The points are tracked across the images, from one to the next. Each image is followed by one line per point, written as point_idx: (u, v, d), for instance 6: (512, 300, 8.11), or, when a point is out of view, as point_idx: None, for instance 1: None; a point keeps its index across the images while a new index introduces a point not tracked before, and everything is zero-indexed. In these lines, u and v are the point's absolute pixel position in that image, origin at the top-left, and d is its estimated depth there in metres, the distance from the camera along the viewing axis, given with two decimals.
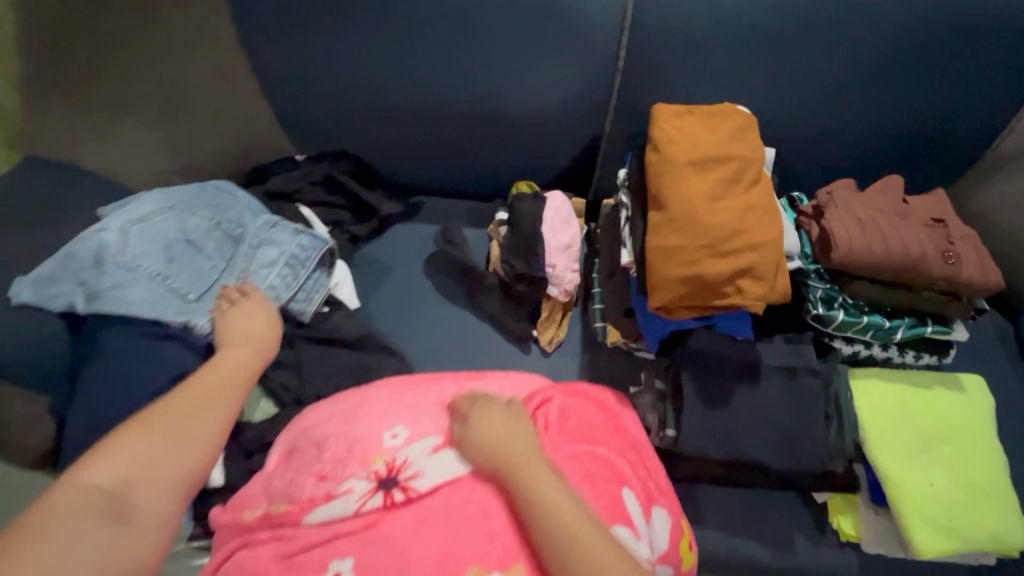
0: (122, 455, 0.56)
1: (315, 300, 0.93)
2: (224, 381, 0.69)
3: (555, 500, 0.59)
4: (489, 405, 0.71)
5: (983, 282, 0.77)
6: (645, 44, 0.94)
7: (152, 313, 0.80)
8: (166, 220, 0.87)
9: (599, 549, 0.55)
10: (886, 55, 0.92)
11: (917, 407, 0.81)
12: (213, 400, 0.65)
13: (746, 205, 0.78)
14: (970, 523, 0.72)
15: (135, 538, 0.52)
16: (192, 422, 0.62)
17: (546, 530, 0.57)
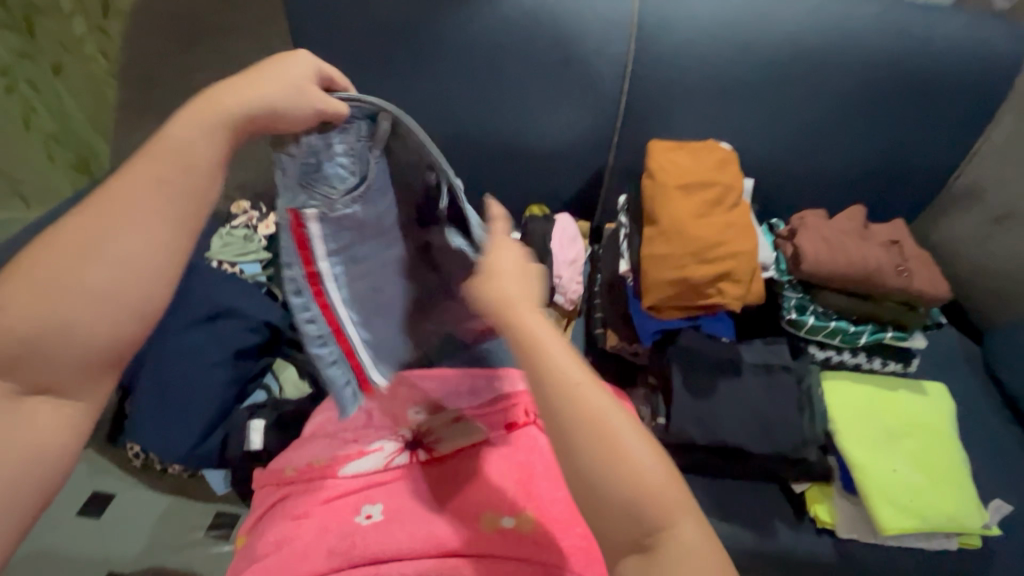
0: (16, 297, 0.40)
1: None
2: (166, 200, 0.45)
3: (545, 337, 0.47)
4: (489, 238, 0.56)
5: (932, 293, 0.90)
6: (643, 93, 1.12)
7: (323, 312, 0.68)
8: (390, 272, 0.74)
9: (587, 397, 0.44)
10: (847, 106, 1.09)
11: (883, 405, 0.90)
12: (136, 218, 0.43)
13: (727, 222, 0.92)
14: (926, 504, 0.82)
15: (46, 423, 0.41)
16: (109, 258, 0.42)
17: (527, 366, 0.46)
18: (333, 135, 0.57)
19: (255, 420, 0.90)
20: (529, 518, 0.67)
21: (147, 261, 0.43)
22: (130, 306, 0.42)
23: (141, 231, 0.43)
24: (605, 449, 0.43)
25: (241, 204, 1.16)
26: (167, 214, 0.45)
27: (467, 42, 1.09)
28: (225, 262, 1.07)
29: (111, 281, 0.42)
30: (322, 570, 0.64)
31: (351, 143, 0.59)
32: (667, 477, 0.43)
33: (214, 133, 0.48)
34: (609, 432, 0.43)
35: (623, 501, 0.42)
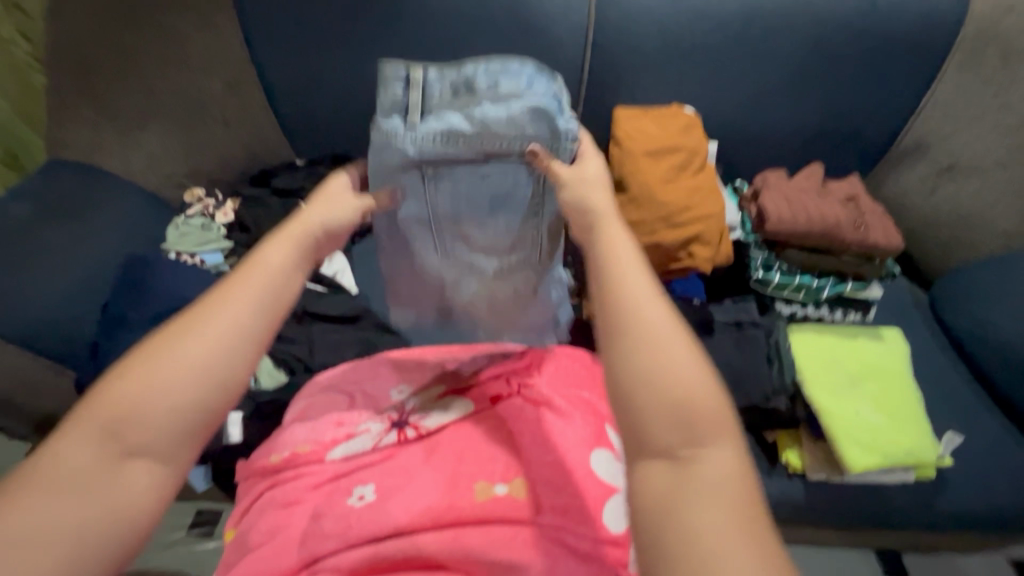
0: (135, 372, 0.44)
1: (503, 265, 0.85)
2: (253, 295, 0.49)
3: (617, 257, 0.51)
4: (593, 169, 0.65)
5: (887, 245, 0.94)
6: (606, 60, 1.11)
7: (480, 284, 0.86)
8: (476, 176, 0.75)
9: (651, 313, 0.46)
10: (804, 66, 1.11)
11: (845, 353, 0.96)
12: (241, 304, 0.48)
13: (694, 186, 0.94)
14: (889, 441, 0.87)
15: (138, 483, 0.43)
16: (199, 342, 0.45)
17: (598, 274, 0.50)
18: (410, 74, 0.69)
19: (232, 412, 0.88)
20: (521, 484, 0.68)
21: (233, 349, 0.46)
22: (209, 387, 0.45)
23: (228, 323, 0.47)
24: (659, 350, 0.44)
25: (195, 192, 1.14)
26: (248, 310, 0.48)
27: (425, 13, 1.05)
28: (183, 253, 1.04)
29: (201, 360, 0.45)
30: (322, 554, 0.63)
31: (423, 75, 0.70)
32: (716, 407, 0.43)
33: (295, 247, 0.54)
34: (661, 345, 0.44)
35: (666, 411, 0.42)
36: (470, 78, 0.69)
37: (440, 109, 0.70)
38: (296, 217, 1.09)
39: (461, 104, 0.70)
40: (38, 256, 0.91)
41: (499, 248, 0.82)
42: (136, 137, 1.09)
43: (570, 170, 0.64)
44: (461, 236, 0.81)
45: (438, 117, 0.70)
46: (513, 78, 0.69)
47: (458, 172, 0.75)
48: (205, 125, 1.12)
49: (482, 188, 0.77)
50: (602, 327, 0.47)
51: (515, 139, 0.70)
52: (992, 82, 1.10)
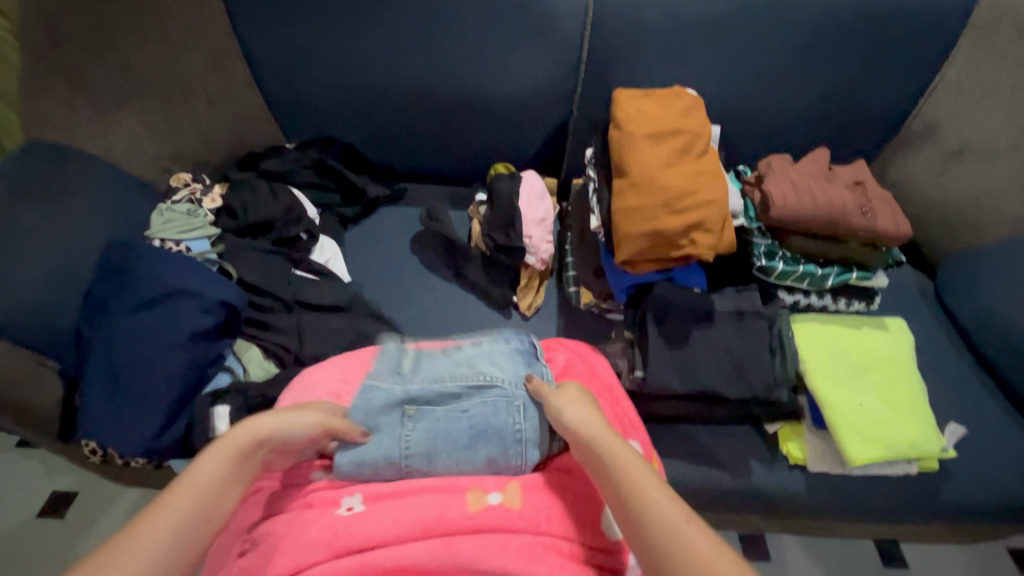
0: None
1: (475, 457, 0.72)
2: (178, 515, 0.52)
3: (633, 481, 0.56)
4: (572, 391, 0.70)
5: (895, 232, 0.91)
6: (606, 37, 1.06)
7: (446, 455, 0.72)
8: (452, 387, 0.77)
9: (697, 548, 0.49)
10: (811, 45, 1.07)
11: (849, 344, 0.93)
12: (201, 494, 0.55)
13: (697, 170, 0.91)
14: (892, 434, 0.85)
15: None
16: (152, 536, 0.50)
17: (631, 506, 0.54)
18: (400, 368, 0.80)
19: (219, 406, 0.87)
20: (515, 492, 0.67)
21: (178, 558, 0.51)
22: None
23: (153, 535, 0.50)
24: (710, 574, 0.48)
25: (180, 177, 1.11)
26: (176, 521, 0.52)
27: None
28: (167, 240, 1.00)
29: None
30: (308, 564, 0.60)
31: (409, 412, 0.74)
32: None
33: (224, 455, 0.58)
34: (710, 566, 0.48)
35: None
36: (468, 348, 0.84)
37: (424, 352, 0.84)
38: (285, 204, 1.08)
39: (454, 349, 0.84)
40: (17, 243, 0.87)
41: (471, 448, 0.72)
42: (114, 118, 1.05)
43: (554, 395, 0.70)
44: (426, 422, 0.74)
45: (426, 365, 0.81)
46: (500, 339, 0.84)
47: (442, 384, 0.78)
48: (191, 106, 1.09)
49: (461, 380, 0.78)
50: (648, 565, 0.51)
51: (492, 386, 0.77)
52: (1006, 61, 1.06)
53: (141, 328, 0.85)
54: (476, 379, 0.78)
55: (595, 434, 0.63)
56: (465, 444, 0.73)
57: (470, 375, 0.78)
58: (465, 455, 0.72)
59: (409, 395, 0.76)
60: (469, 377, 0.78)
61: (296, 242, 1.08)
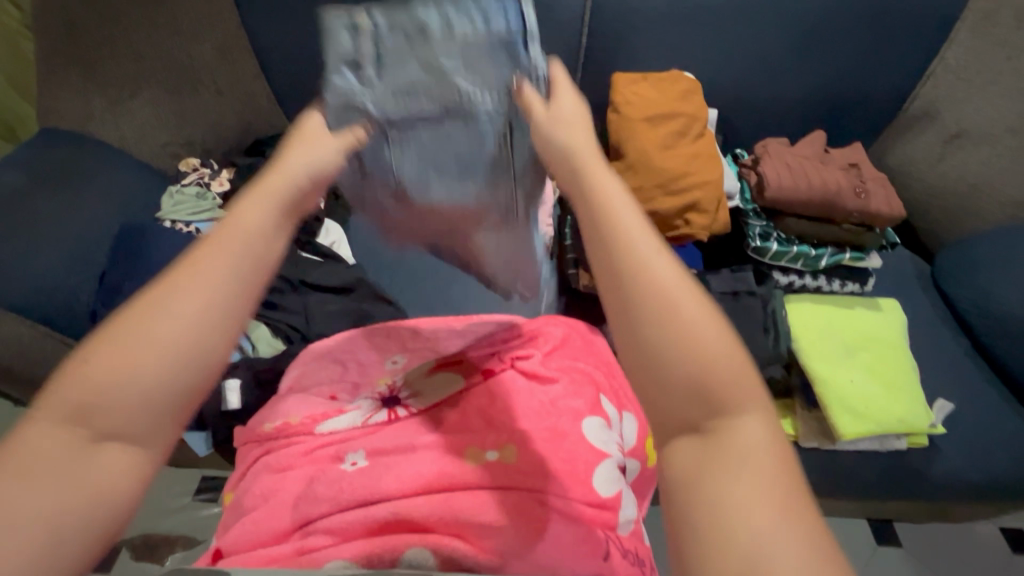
0: (106, 351, 0.38)
1: (479, 130, 0.64)
2: (232, 259, 0.42)
3: (613, 215, 0.44)
4: (564, 110, 0.55)
5: (887, 213, 0.93)
6: (605, 23, 1.07)
7: (441, 93, 0.60)
8: (435, 77, 0.60)
9: (661, 277, 0.40)
10: (810, 29, 1.07)
11: (841, 323, 0.95)
12: (225, 268, 0.42)
13: (693, 153, 0.92)
14: (881, 410, 0.87)
15: (116, 468, 0.37)
16: (170, 310, 0.39)
17: (598, 237, 0.43)
18: (363, 67, 0.58)
19: (229, 379, 0.89)
20: (513, 450, 0.69)
21: (202, 346, 0.40)
22: (198, 350, 0.40)
23: (209, 288, 0.41)
24: (676, 318, 0.39)
25: (189, 161, 1.13)
26: (223, 276, 0.42)
27: None
28: (179, 222, 1.03)
29: (182, 330, 0.39)
30: (314, 516, 0.64)
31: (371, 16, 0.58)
32: (737, 363, 0.38)
33: (273, 204, 0.46)
34: (676, 303, 0.39)
35: (681, 383, 0.38)
36: (446, 25, 0.58)
37: (385, 15, 0.58)
38: None
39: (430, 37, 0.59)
40: (34, 225, 0.90)
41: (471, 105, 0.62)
42: (125, 106, 1.08)
43: (544, 112, 0.55)
44: (409, 112, 0.61)
45: (397, 62, 0.59)
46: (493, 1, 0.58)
47: (420, 80, 0.60)
48: (199, 95, 1.12)
49: (447, 83, 0.60)
50: (610, 302, 0.41)
51: (484, 108, 0.62)
52: (1005, 45, 1.06)
53: None
54: (463, 79, 0.60)
55: (578, 175, 0.49)
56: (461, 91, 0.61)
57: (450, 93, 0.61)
58: (465, 129, 0.64)
59: (385, 106, 0.60)
60: (454, 81, 0.60)
61: (303, 225, 1.10)
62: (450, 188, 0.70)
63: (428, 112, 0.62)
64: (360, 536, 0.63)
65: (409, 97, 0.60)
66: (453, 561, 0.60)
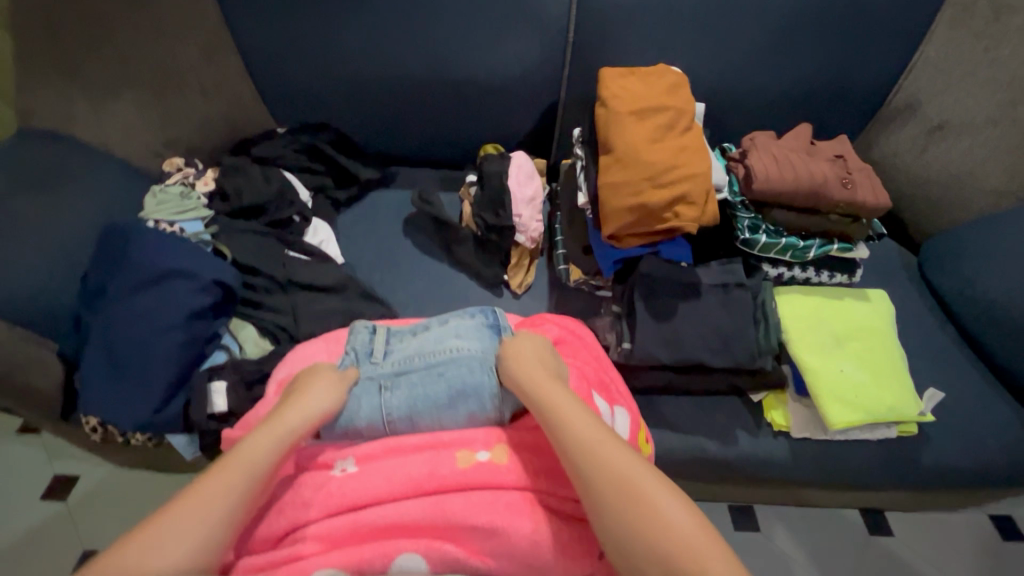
0: (139, 553, 0.52)
1: (460, 416, 0.76)
2: (231, 488, 0.58)
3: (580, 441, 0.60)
4: (526, 349, 0.75)
5: (875, 203, 0.93)
6: (590, 18, 1.08)
7: (430, 416, 0.75)
8: (418, 368, 0.78)
9: (629, 480, 0.56)
10: (795, 23, 1.08)
11: (831, 314, 0.96)
12: (228, 492, 0.58)
13: (681, 146, 0.92)
14: (871, 399, 0.88)
15: None
16: (187, 523, 0.55)
17: (574, 457, 0.60)
18: (357, 392, 0.76)
19: (216, 381, 0.88)
20: (504, 450, 0.69)
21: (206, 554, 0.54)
22: (199, 565, 0.54)
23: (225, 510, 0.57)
24: (643, 505, 0.55)
25: (173, 161, 1.11)
26: (227, 506, 0.57)
27: None
28: (162, 222, 1.01)
29: (195, 543, 0.54)
30: (304, 521, 0.64)
31: (380, 326, 0.85)
32: (705, 538, 0.52)
33: (274, 443, 0.63)
34: (640, 500, 0.55)
35: (665, 567, 0.51)
36: (439, 338, 0.81)
37: (382, 354, 0.81)
38: (278, 186, 1.10)
39: (425, 351, 0.80)
40: (13, 227, 0.89)
41: (453, 415, 0.76)
42: (109, 106, 1.06)
43: (511, 346, 0.76)
44: (400, 380, 0.78)
45: (397, 344, 0.83)
46: (471, 315, 0.85)
47: (420, 348, 0.81)
48: (183, 94, 1.11)
49: (430, 362, 0.79)
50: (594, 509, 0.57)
51: (459, 419, 0.76)
52: (983, 37, 1.07)
53: (137, 310, 0.86)
54: (443, 367, 0.78)
55: (535, 389, 0.68)
56: (446, 393, 0.76)
57: (438, 347, 0.80)
58: (439, 416, 0.76)
59: (384, 404, 0.75)
60: (441, 385, 0.76)
61: (290, 224, 1.10)
62: (431, 423, 0.75)
63: (422, 409, 0.76)
64: (351, 542, 0.63)
65: (395, 394, 0.76)
66: (447, 565, 0.61)
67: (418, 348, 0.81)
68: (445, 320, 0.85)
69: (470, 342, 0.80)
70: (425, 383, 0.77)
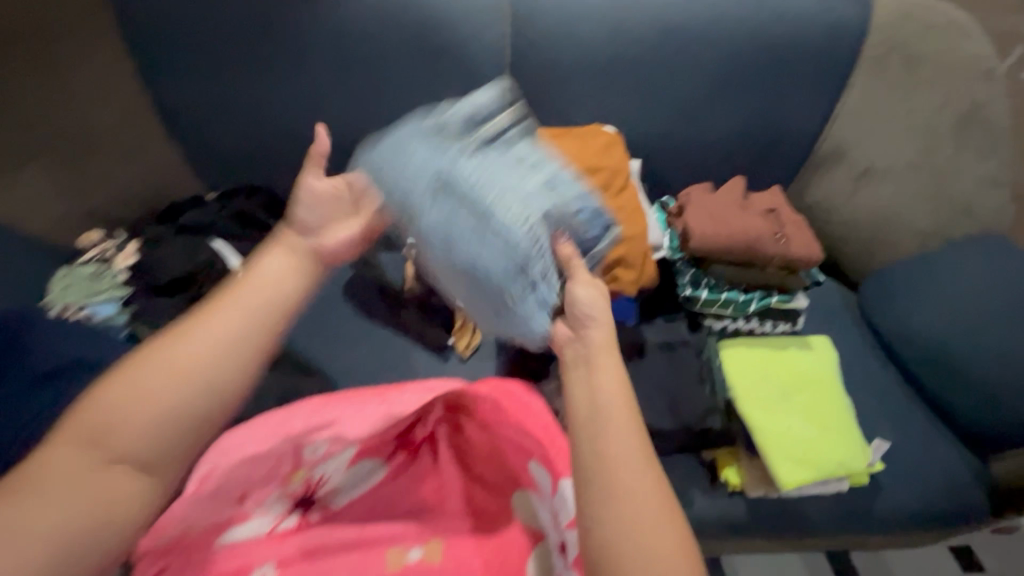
0: (136, 367, 0.52)
1: (458, 263, 0.69)
2: (247, 307, 0.56)
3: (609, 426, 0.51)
4: (585, 283, 0.63)
5: (807, 256, 0.94)
6: (524, 78, 1.09)
7: (444, 239, 0.68)
8: (486, 181, 0.68)
9: (625, 474, 0.49)
10: (722, 78, 1.10)
11: (775, 366, 0.95)
12: (248, 303, 0.57)
13: (615, 208, 0.92)
14: (820, 454, 0.87)
15: (120, 488, 0.50)
16: (190, 339, 0.53)
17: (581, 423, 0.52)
18: (416, 166, 0.69)
19: None
20: (436, 549, 0.72)
21: (227, 364, 0.54)
22: (211, 391, 0.53)
23: (198, 360, 0.53)
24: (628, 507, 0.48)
25: (90, 236, 1.05)
26: (244, 320, 0.56)
27: (334, 32, 1.03)
28: (71, 307, 0.95)
29: (204, 358, 0.53)
30: None
31: (503, 122, 0.75)
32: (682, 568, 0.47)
33: (302, 258, 0.62)
34: (632, 494, 0.48)
35: None
36: (532, 184, 0.70)
37: (484, 143, 0.72)
38: (204, 258, 1.03)
39: (513, 183, 0.68)
40: None
41: (454, 255, 0.68)
42: (17, 178, 0.95)
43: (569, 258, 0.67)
44: (459, 183, 0.67)
45: (501, 150, 0.72)
46: (574, 194, 0.73)
47: (513, 183, 0.68)
48: (103, 161, 1.04)
49: (494, 198, 0.67)
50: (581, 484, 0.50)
51: (459, 263, 0.68)
52: (900, 89, 1.11)
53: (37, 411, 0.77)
54: (505, 208, 0.67)
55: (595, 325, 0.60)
56: (478, 233, 0.67)
57: (521, 198, 0.68)
58: (445, 244, 0.69)
59: (423, 195, 0.67)
60: (477, 219, 0.67)
61: None
62: (437, 247, 0.69)
63: (440, 229, 0.68)
64: None
65: (442, 198, 0.67)
66: None
67: (507, 176, 0.69)
68: (557, 185, 0.72)
69: (544, 222, 0.68)
70: (472, 208, 0.67)
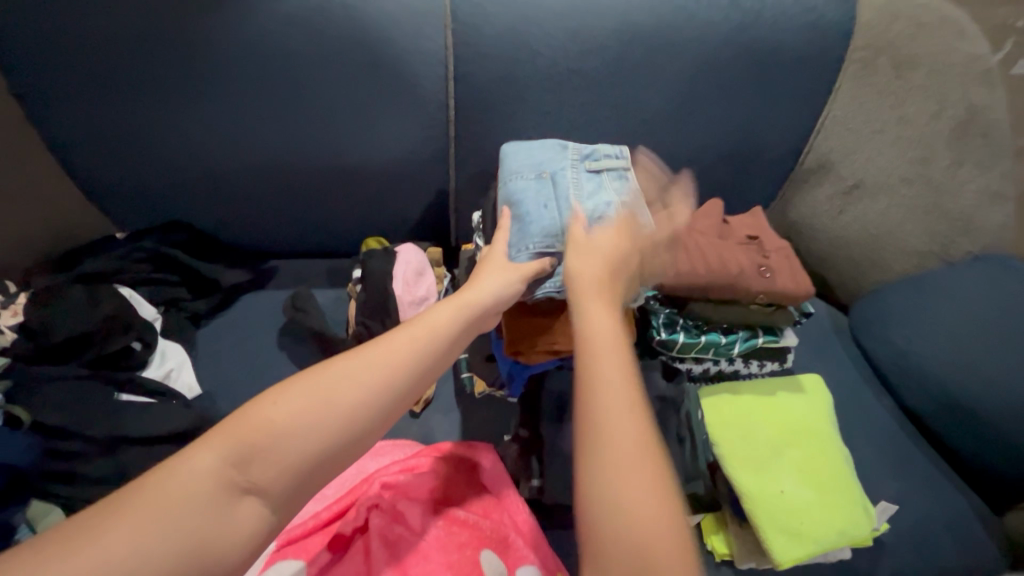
0: (354, 372, 0.55)
1: (518, 230, 0.81)
2: (417, 344, 0.60)
3: (605, 413, 0.48)
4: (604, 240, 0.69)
5: (795, 291, 0.82)
6: (471, 93, 0.96)
7: (514, 204, 0.84)
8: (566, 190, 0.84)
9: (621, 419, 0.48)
10: (693, 88, 0.98)
11: (764, 416, 0.84)
12: (420, 339, 0.61)
13: None
14: (817, 523, 0.75)
15: (244, 523, 0.46)
16: (354, 365, 0.55)
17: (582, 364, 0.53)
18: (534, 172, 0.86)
19: None
20: None
21: (384, 398, 0.55)
22: (341, 436, 0.52)
23: (357, 389, 0.54)
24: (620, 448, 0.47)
25: None
26: (413, 357, 0.59)
27: (244, 48, 0.88)
28: None
29: (373, 393, 0.54)
30: None
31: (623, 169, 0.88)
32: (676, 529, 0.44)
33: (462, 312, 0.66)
34: (624, 440, 0.47)
35: (629, 541, 0.43)
36: (604, 208, 0.82)
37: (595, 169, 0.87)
38: (107, 312, 0.89)
39: (592, 202, 0.83)
40: None
41: (515, 229, 0.81)
42: None
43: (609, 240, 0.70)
44: (554, 179, 0.85)
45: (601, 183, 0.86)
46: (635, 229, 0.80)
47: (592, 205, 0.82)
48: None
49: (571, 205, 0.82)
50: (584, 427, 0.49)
51: (514, 230, 0.81)
52: (887, 95, 1.00)
53: None
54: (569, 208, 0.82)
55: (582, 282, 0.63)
56: (540, 209, 0.82)
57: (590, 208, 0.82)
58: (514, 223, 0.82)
59: (525, 172, 0.87)
60: (543, 205, 0.82)
61: (126, 354, 0.90)
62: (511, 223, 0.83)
63: (513, 194, 0.85)
64: None
65: (539, 182, 0.85)
66: None
67: (589, 195, 0.83)
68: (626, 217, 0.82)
69: None
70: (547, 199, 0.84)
